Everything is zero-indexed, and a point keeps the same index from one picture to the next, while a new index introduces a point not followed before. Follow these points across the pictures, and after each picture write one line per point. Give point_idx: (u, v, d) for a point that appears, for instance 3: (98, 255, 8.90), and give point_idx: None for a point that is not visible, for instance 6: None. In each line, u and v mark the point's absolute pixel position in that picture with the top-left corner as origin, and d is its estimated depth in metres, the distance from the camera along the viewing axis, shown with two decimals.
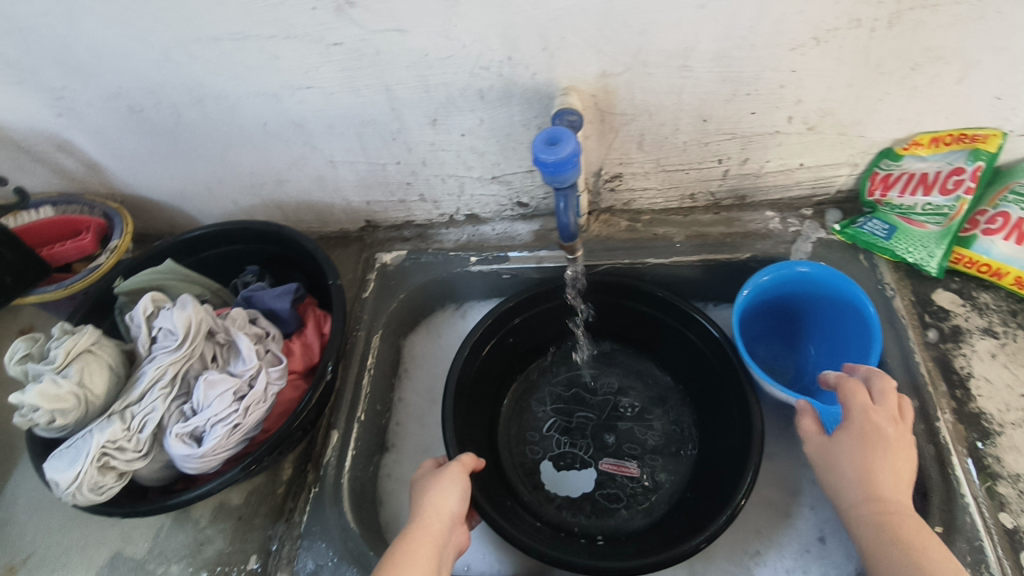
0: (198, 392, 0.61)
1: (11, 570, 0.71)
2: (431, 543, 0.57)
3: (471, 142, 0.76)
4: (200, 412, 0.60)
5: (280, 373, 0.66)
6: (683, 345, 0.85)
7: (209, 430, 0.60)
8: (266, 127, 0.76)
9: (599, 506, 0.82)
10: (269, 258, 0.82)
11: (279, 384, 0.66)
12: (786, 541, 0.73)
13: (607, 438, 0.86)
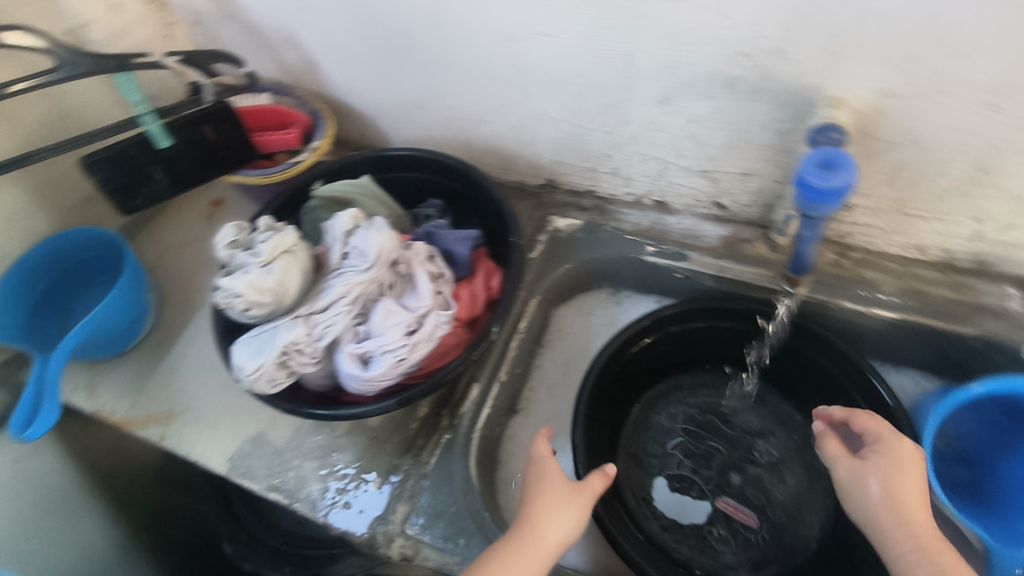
0: (375, 317, 0.62)
1: (170, 417, 0.78)
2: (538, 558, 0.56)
3: (695, 130, 0.69)
4: (374, 337, 0.62)
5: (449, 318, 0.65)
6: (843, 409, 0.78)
7: (378, 357, 0.61)
8: (488, 66, 0.73)
9: (705, 541, 0.79)
10: (452, 197, 0.81)
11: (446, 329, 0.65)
12: None
13: (732, 477, 0.83)
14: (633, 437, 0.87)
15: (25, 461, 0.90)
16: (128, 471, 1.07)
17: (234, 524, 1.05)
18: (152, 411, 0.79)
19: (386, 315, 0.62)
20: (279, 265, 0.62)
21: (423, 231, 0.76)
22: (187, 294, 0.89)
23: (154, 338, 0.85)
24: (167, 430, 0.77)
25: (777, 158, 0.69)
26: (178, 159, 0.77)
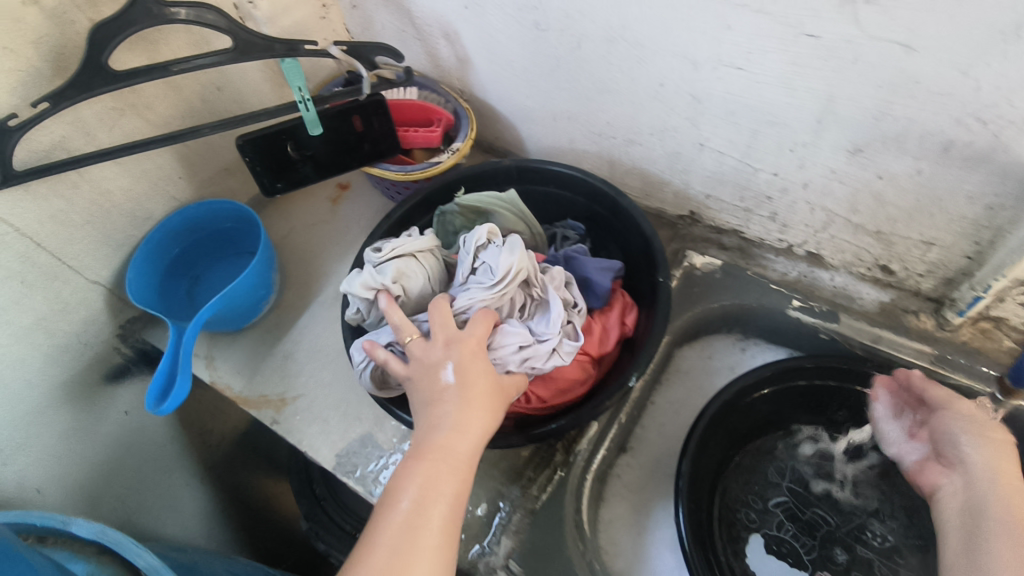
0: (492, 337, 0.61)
1: (284, 401, 0.80)
2: (457, 474, 0.50)
3: (884, 188, 0.62)
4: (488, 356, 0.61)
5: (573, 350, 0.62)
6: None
7: None
8: (660, 90, 0.68)
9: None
10: (593, 219, 0.78)
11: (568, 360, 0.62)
12: None
13: (838, 554, 0.71)
14: (733, 491, 0.76)
15: (137, 413, 0.94)
16: (221, 431, 1.11)
17: (312, 502, 1.07)
18: (268, 393, 0.81)
19: (507, 331, 0.60)
20: (392, 265, 0.65)
21: (563, 253, 0.73)
22: (306, 276, 0.90)
23: (272, 317, 0.86)
24: (279, 416, 0.79)
25: (974, 233, 0.60)
26: (324, 148, 0.76)
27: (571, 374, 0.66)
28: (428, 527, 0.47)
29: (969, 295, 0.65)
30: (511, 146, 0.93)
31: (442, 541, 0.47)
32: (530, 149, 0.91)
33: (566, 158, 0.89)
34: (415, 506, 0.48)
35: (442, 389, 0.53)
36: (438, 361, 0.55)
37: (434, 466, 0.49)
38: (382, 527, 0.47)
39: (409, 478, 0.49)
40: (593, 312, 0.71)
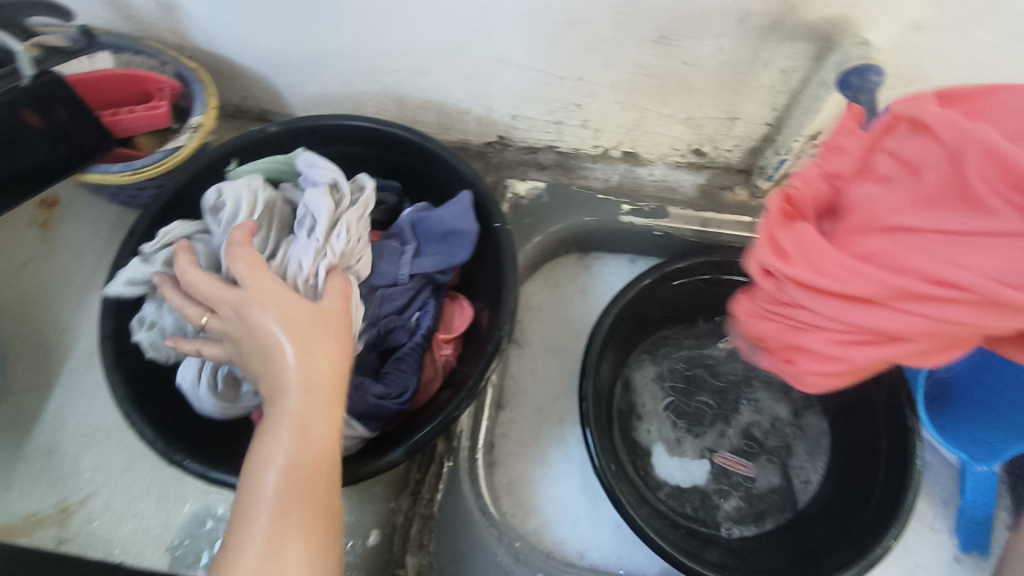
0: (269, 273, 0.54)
1: (68, 510, 0.59)
2: (328, 452, 0.39)
3: (690, 74, 0.60)
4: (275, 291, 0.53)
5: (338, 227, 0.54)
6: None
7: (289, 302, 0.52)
8: (437, 4, 0.56)
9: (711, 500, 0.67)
10: (396, 170, 0.66)
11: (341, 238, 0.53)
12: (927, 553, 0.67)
13: (726, 429, 0.71)
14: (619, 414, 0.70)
15: None
16: None
17: None
18: (37, 510, 0.59)
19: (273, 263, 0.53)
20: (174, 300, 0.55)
21: (406, 221, 0.62)
22: (38, 339, 0.66)
23: (6, 408, 0.63)
24: (66, 530, 0.59)
25: (772, 100, 0.62)
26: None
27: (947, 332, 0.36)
28: (288, 522, 0.36)
29: (775, 161, 0.68)
30: (267, 103, 0.75)
31: (312, 522, 0.36)
32: (292, 102, 0.74)
33: (341, 106, 0.73)
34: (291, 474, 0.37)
35: (271, 345, 0.41)
36: (240, 337, 0.43)
37: (297, 429, 0.38)
38: (251, 523, 0.36)
39: (269, 450, 0.38)
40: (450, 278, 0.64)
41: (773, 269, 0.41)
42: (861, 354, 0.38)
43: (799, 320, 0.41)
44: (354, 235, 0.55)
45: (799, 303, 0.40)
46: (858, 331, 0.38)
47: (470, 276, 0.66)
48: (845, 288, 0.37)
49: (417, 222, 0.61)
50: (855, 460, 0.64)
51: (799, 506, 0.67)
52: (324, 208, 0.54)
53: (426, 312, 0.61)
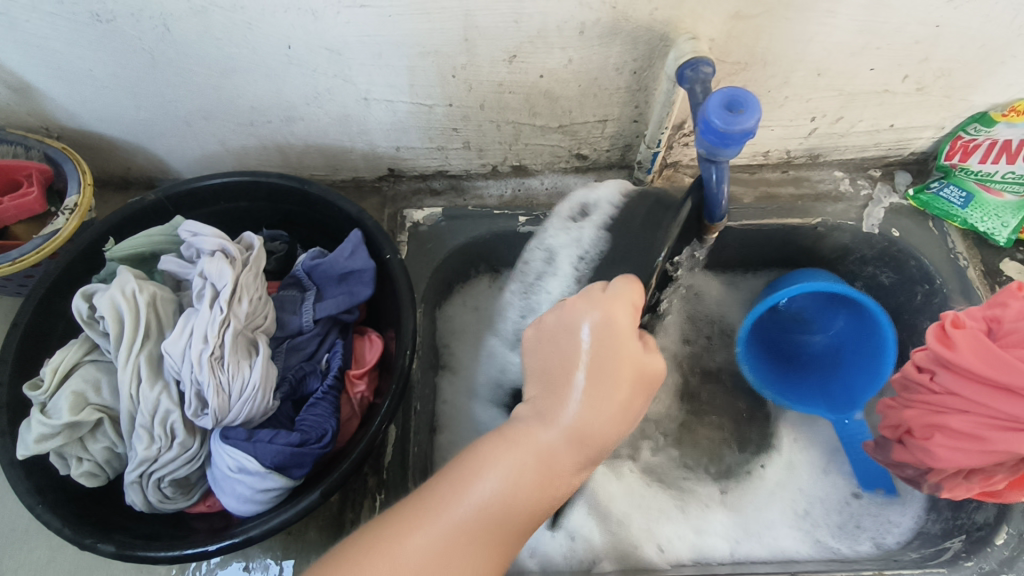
0: (171, 359, 0.50)
1: None
2: (530, 490, 0.44)
3: (548, 85, 0.63)
4: (184, 375, 0.50)
5: (245, 293, 0.53)
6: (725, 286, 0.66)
7: (204, 385, 0.50)
8: (291, 52, 0.58)
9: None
10: (288, 218, 0.66)
11: (246, 303, 0.53)
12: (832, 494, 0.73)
13: None
14: None
15: None
16: None
17: None
18: None
19: (171, 352, 0.50)
20: (63, 395, 0.50)
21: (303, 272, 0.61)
22: None
23: None
24: None
25: (632, 98, 0.65)
26: None
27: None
28: (429, 525, 0.42)
29: (648, 154, 0.71)
30: (152, 171, 0.75)
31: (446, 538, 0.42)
32: (177, 166, 0.74)
33: (227, 163, 0.74)
34: (498, 502, 0.43)
35: (573, 361, 0.47)
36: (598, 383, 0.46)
37: (529, 464, 0.44)
38: (424, 510, 0.42)
39: (498, 464, 0.44)
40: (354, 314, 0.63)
41: (940, 357, 0.55)
42: (1001, 438, 0.51)
43: (941, 406, 0.55)
44: (256, 298, 0.55)
45: (948, 390, 0.55)
46: (997, 419, 0.52)
47: (374, 309, 0.66)
48: (1000, 385, 0.51)
49: (313, 269, 0.61)
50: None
51: None
52: (228, 277, 0.52)
53: (335, 352, 0.60)
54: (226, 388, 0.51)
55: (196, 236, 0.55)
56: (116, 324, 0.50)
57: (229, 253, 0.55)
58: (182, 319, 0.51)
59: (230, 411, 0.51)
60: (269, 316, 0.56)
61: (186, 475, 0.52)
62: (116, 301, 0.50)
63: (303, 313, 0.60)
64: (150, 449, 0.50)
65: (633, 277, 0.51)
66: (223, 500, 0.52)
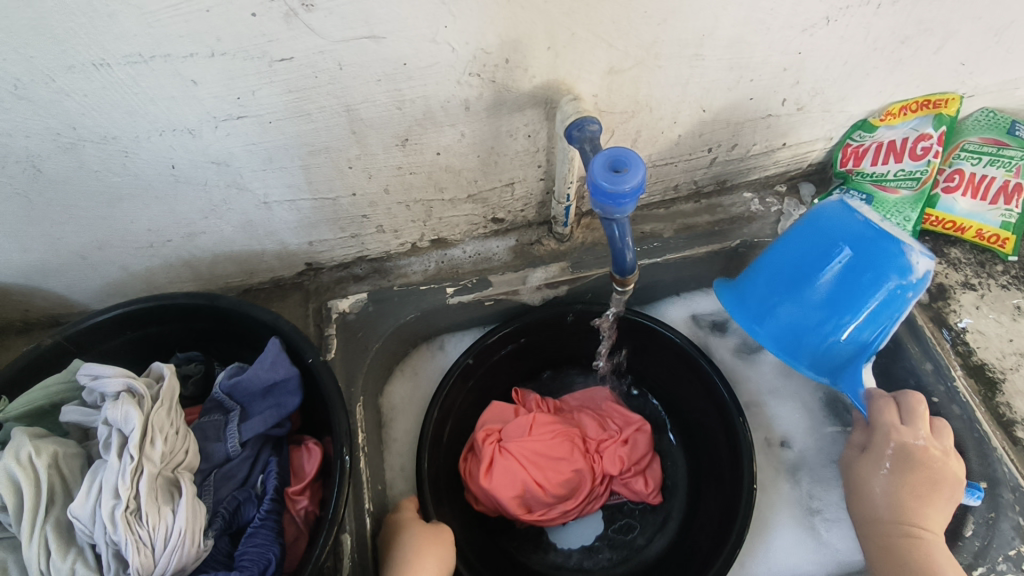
0: (82, 523, 0.46)
1: None
2: None
3: (447, 161, 0.63)
4: (98, 537, 0.46)
5: (158, 433, 0.50)
6: (679, 370, 0.76)
7: (121, 545, 0.46)
8: (176, 171, 0.56)
9: (617, 545, 0.75)
10: (202, 335, 0.63)
11: (162, 445, 0.50)
12: (796, 512, 0.75)
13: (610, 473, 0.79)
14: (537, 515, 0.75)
15: None
16: None
17: None
18: None
19: (81, 515, 0.46)
20: None
21: (223, 391, 0.58)
22: None
23: None
24: None
25: (533, 159, 0.66)
26: None
27: (515, 477, 0.70)
28: None
29: (561, 208, 0.72)
30: (54, 308, 0.70)
31: None
32: (81, 300, 0.70)
33: (134, 287, 0.70)
34: None
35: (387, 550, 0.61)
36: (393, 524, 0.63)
37: None
38: None
39: None
40: (283, 424, 0.60)
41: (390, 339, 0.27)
42: None
43: None
44: (172, 436, 0.51)
45: None
46: None
47: (308, 414, 0.63)
48: None
49: (232, 388, 0.57)
50: (726, 460, 0.70)
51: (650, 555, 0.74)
52: (136, 420, 0.49)
53: (270, 472, 0.57)
54: (146, 539, 0.46)
55: (98, 378, 0.52)
56: (14, 496, 0.46)
57: (136, 391, 0.52)
58: (89, 475, 0.48)
59: (156, 566, 0.47)
60: (191, 448, 0.53)
61: None
62: (11, 470, 0.46)
63: (229, 437, 0.56)
64: None
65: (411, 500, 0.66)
66: None
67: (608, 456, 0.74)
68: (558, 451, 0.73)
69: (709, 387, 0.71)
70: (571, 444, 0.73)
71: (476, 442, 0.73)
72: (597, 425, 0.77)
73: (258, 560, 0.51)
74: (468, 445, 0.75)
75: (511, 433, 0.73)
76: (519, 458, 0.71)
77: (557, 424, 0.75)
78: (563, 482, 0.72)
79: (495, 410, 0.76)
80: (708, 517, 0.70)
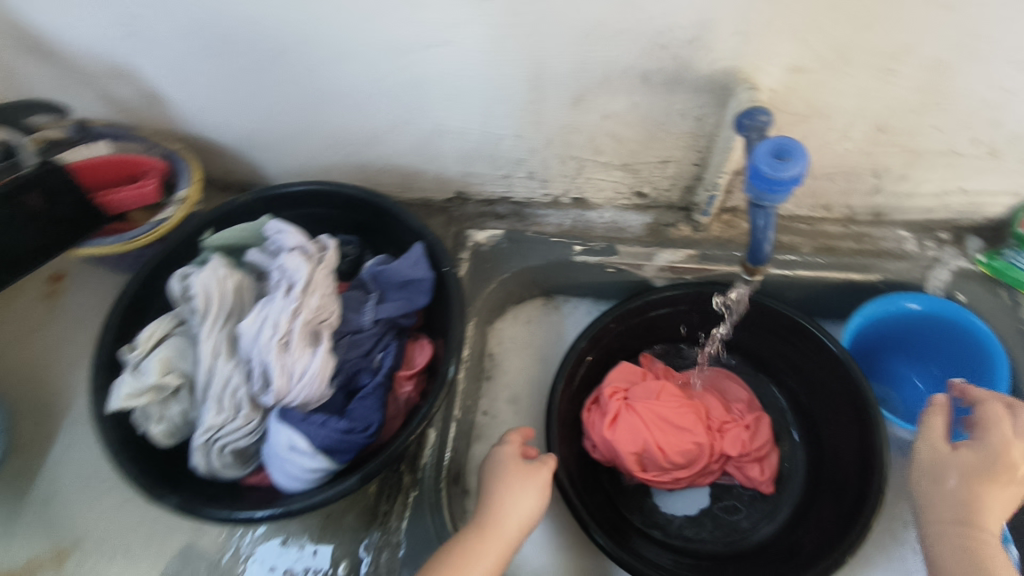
0: (245, 341, 0.57)
1: (63, 554, 0.63)
2: (497, 550, 0.56)
3: (612, 125, 0.67)
4: (254, 355, 0.57)
5: (317, 290, 0.59)
6: (825, 381, 0.75)
7: (270, 366, 0.56)
8: (379, 80, 0.64)
9: (721, 522, 0.77)
10: (360, 226, 0.73)
11: (316, 300, 0.59)
12: (898, 558, 0.72)
13: None
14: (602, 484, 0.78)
15: None
16: None
17: None
18: (37, 554, 0.63)
19: (246, 336, 0.57)
20: (153, 358, 0.56)
21: (369, 274, 0.67)
22: (45, 396, 0.72)
23: (16, 458, 0.68)
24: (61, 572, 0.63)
25: (693, 142, 0.68)
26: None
27: (638, 434, 0.74)
28: None
29: (707, 197, 0.73)
30: (246, 178, 0.83)
31: None
32: (268, 176, 0.82)
33: (312, 175, 0.81)
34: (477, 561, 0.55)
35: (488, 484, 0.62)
36: (495, 458, 0.64)
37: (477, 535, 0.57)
38: None
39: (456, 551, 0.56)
40: (411, 317, 0.68)
41: None
42: None
43: None
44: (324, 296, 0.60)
45: None
46: None
47: (429, 317, 0.70)
48: None
49: (377, 274, 0.66)
50: (854, 471, 0.70)
51: (759, 541, 0.75)
52: (303, 271, 0.59)
53: (388, 352, 0.65)
54: (287, 366, 0.56)
55: (281, 233, 0.63)
56: (205, 303, 0.57)
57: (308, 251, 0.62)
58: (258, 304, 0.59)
59: (289, 394, 0.57)
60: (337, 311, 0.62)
61: (247, 445, 0.58)
62: (207, 283, 0.58)
63: (364, 312, 0.65)
64: (218, 417, 0.56)
65: (522, 428, 0.67)
66: (274, 475, 0.58)
67: (729, 437, 0.77)
68: (684, 420, 0.75)
69: (858, 406, 0.70)
70: (696, 417, 0.76)
71: (602, 397, 0.77)
72: (722, 406, 0.79)
73: (362, 422, 0.59)
74: (592, 398, 0.79)
75: (639, 395, 0.77)
76: (644, 418, 0.75)
77: (684, 397, 0.78)
78: (683, 450, 0.74)
79: (623, 371, 0.80)
80: (826, 520, 0.70)
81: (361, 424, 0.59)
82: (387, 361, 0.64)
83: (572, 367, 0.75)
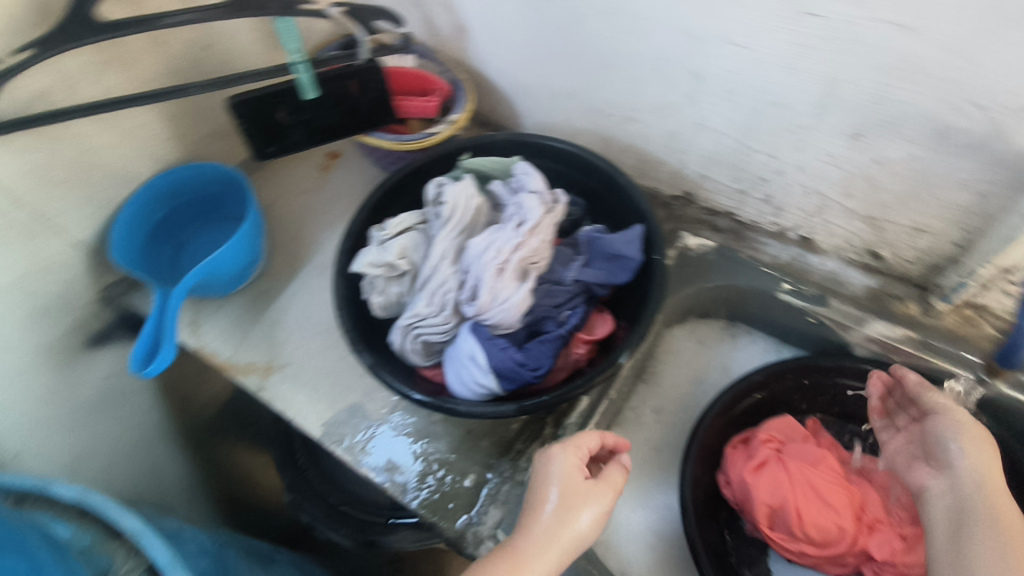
0: (467, 256, 0.65)
1: (271, 369, 0.78)
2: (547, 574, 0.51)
3: (878, 174, 0.63)
4: (471, 270, 0.64)
5: (539, 234, 0.65)
6: None
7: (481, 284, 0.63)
8: (661, 65, 0.66)
9: None
10: (587, 194, 0.78)
11: (536, 242, 0.65)
12: None
13: None
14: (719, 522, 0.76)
15: (115, 379, 0.90)
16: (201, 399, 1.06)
17: (295, 473, 1.05)
18: (253, 361, 0.78)
19: (471, 252, 0.64)
20: (396, 242, 0.67)
21: (585, 237, 0.72)
22: (296, 244, 0.87)
23: (261, 283, 0.84)
24: (265, 382, 0.77)
25: (964, 219, 0.62)
26: (316, 112, 0.74)
27: (780, 490, 0.70)
28: None
29: (956, 283, 0.68)
30: (504, 121, 0.91)
31: None
32: (523, 124, 0.90)
33: (561, 135, 0.87)
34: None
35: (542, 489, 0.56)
36: (550, 461, 0.57)
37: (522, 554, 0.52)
38: None
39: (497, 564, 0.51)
40: (607, 289, 0.71)
41: None
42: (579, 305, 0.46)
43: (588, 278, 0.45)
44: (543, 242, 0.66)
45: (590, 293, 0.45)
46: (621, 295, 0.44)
47: (619, 296, 0.73)
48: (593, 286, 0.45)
49: (592, 240, 0.70)
50: None
51: None
52: (534, 213, 0.65)
53: (576, 312, 0.69)
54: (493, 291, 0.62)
55: (525, 176, 0.69)
56: (450, 214, 0.67)
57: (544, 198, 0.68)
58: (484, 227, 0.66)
59: (486, 313, 0.63)
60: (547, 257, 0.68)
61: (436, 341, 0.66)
62: (457, 198, 0.67)
63: (569, 270, 0.70)
64: (425, 309, 0.65)
65: (591, 433, 0.59)
66: (448, 375, 0.65)
67: (878, 538, 0.69)
68: (835, 498, 0.70)
69: None
70: (848, 501, 0.70)
71: (754, 439, 0.75)
72: (882, 503, 0.72)
73: (532, 362, 0.63)
74: (742, 436, 0.77)
75: (793, 453, 0.74)
76: (791, 476, 0.71)
77: (842, 477, 0.73)
78: (822, 527, 0.69)
79: (782, 423, 0.77)
80: None
81: (532, 364, 0.64)
82: (573, 320, 0.68)
83: (734, 396, 0.75)
